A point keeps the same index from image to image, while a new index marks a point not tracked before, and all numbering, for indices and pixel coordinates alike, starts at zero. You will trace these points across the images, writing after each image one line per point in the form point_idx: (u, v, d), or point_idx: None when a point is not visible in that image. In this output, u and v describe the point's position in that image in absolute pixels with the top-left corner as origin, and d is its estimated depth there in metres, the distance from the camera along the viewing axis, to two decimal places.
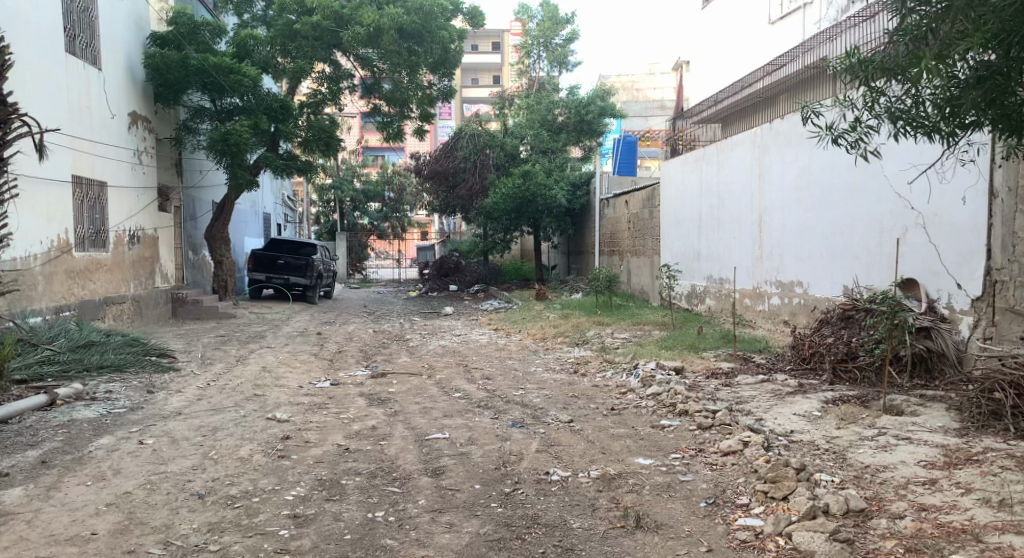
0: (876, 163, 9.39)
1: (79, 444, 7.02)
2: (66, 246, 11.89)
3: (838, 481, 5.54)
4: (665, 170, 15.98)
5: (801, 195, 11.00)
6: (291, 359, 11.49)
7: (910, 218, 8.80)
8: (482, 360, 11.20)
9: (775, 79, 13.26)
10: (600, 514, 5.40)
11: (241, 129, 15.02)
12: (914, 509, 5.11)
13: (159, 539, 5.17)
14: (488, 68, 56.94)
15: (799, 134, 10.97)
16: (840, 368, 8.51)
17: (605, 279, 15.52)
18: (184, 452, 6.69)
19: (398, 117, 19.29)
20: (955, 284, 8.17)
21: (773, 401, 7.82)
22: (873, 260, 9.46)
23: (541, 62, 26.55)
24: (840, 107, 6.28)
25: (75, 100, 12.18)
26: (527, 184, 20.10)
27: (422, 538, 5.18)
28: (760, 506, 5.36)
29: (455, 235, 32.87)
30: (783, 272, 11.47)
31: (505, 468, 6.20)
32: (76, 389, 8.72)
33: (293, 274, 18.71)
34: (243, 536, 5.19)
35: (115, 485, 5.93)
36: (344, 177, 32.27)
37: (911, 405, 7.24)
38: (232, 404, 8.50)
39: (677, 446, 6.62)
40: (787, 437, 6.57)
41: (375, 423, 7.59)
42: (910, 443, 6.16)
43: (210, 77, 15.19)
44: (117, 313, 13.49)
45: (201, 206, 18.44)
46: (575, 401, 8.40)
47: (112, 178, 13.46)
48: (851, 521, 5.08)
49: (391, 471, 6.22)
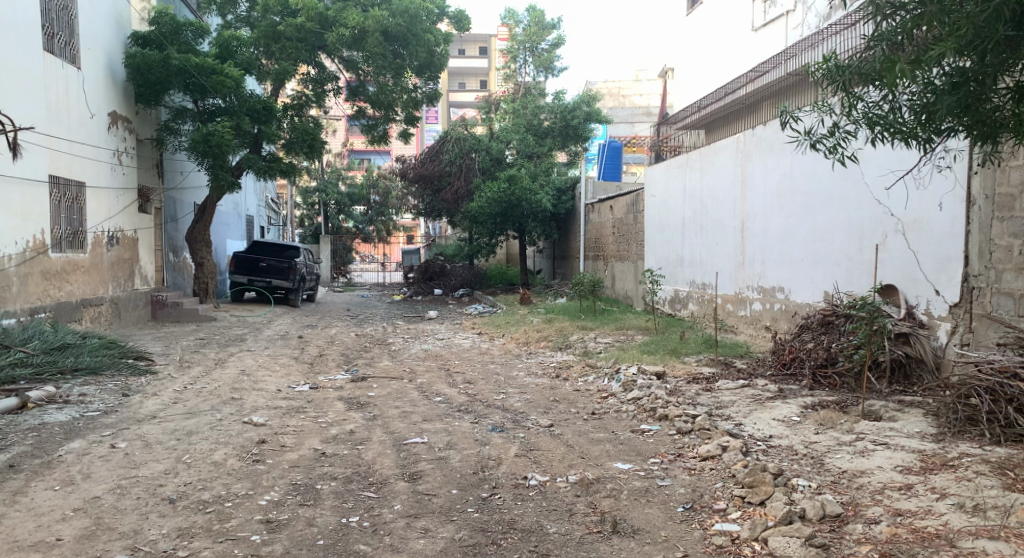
0: (856, 169, 9.42)
1: (50, 448, 6.92)
2: (41, 247, 11.75)
3: (815, 486, 5.51)
4: (648, 175, 15.99)
5: (783, 201, 11.02)
6: (271, 362, 11.39)
7: (890, 224, 8.83)
8: (464, 364, 11.15)
9: (758, 85, 13.30)
10: (577, 519, 5.35)
11: (223, 130, 14.88)
12: (889, 514, 5.08)
13: (127, 545, 5.08)
14: (476, 73, 57.00)
15: (781, 140, 11.00)
16: (819, 374, 8.53)
17: (589, 284, 15.49)
18: (157, 456, 6.60)
19: (383, 120, 19.16)
20: (934, 290, 8.20)
21: (753, 406, 7.81)
22: (853, 266, 9.48)
23: (527, 66, 26.48)
24: (818, 112, 6.25)
25: (53, 99, 12.06)
26: (513, 189, 20.10)
27: (395, 543, 5.12)
28: (737, 511, 5.32)
29: (441, 239, 32.80)
30: (765, 277, 11.49)
31: (483, 472, 6.15)
32: (48, 392, 8.59)
33: (276, 277, 18.53)
34: (213, 542, 5.11)
35: (84, 490, 5.83)
36: (329, 180, 32.19)
37: (889, 410, 7.25)
38: (209, 407, 8.41)
39: (657, 450, 6.59)
40: (766, 441, 6.55)
41: (353, 427, 7.52)
42: (888, 448, 6.15)
43: (192, 77, 14.98)
44: (94, 315, 13.35)
45: (183, 207, 18.32)
46: (555, 405, 8.37)
47: (90, 178, 13.31)
48: (827, 526, 5.05)
49: (368, 475, 6.16)
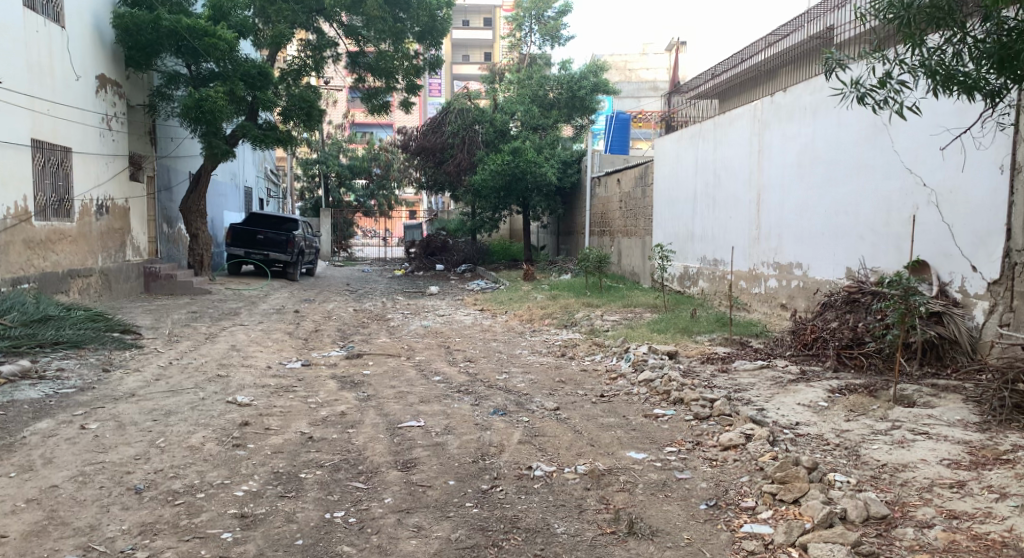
0: (885, 135, 8.77)
1: (15, 428, 6.37)
2: (24, 215, 11.17)
3: (854, 482, 4.94)
4: (658, 147, 15.31)
5: (802, 171, 10.38)
6: (264, 337, 10.83)
7: (921, 196, 8.21)
8: (465, 341, 10.59)
9: (778, 50, 12.66)
10: (587, 517, 4.81)
11: (216, 95, 14.15)
12: (943, 517, 4.54)
13: (79, 544, 4.54)
14: (480, 45, 56.13)
15: (803, 107, 10.33)
16: (844, 354, 7.94)
17: (595, 259, 14.80)
18: (129, 439, 6.05)
19: (384, 89, 18.12)
20: (970, 266, 7.61)
21: (774, 390, 7.24)
22: (879, 241, 8.85)
23: (533, 35, 25.65)
24: (868, 59, 5.69)
25: (34, 58, 11.43)
26: (516, 161, 19.44)
27: (384, 544, 4.58)
28: (768, 511, 4.77)
29: (443, 213, 32.17)
30: (781, 253, 10.87)
31: (483, 461, 5.59)
32: (22, 366, 8.07)
33: (273, 251, 17.90)
34: (178, 541, 4.58)
35: (42, 477, 5.29)
36: (330, 152, 31.54)
37: (924, 395, 6.64)
38: (192, 385, 7.85)
39: (673, 438, 6.02)
40: (793, 430, 5.97)
41: (345, 408, 6.96)
42: (930, 439, 5.57)
43: (184, 40, 14.27)
44: (82, 287, 12.79)
45: (176, 176, 17.71)
46: (561, 387, 7.80)
47: (76, 143, 12.68)
48: (873, 530, 4.50)
49: (358, 463, 5.59)
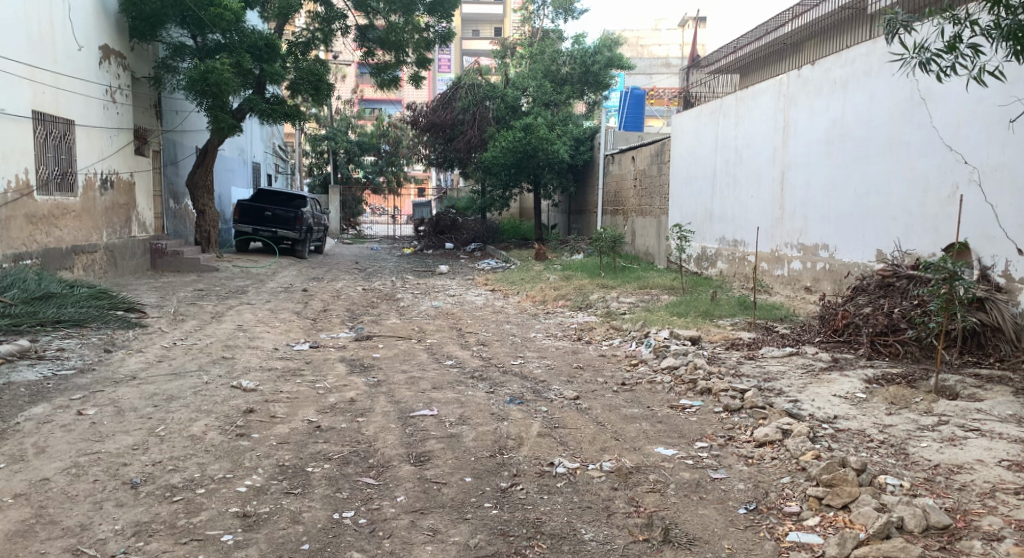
0: (923, 110, 8.32)
1: (9, 414, 6.05)
2: (26, 188, 10.81)
3: (908, 487, 4.60)
4: (675, 123, 14.85)
5: (830, 148, 9.93)
6: (271, 317, 10.49)
7: (962, 173, 7.78)
8: (478, 323, 10.22)
9: (805, 22, 12.17)
10: (616, 521, 4.46)
11: (222, 67, 13.65)
12: (1011, 527, 4.18)
13: (67, 546, 4.22)
14: (490, 20, 55.61)
15: (834, 80, 9.86)
16: (878, 342, 7.55)
17: (610, 239, 14.30)
18: (126, 427, 5.71)
19: (394, 63, 17.58)
20: (1015, 249, 7.19)
21: (807, 379, 6.84)
22: (914, 221, 8.41)
23: (545, 8, 24.93)
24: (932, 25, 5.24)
25: (36, 28, 11.04)
26: (528, 138, 18.96)
27: (398, 550, 4.24)
28: (815, 518, 4.44)
29: (452, 191, 31.80)
30: (807, 234, 10.44)
31: (501, 456, 5.23)
32: (21, 346, 7.75)
33: (282, 228, 17.52)
34: (175, 544, 4.25)
35: (32, 469, 4.96)
36: (338, 128, 31.03)
37: (968, 386, 6.23)
38: (195, 368, 7.51)
39: (702, 432, 5.64)
40: (832, 424, 5.60)
41: (354, 395, 6.61)
42: (984, 437, 5.19)
43: (190, 9, 13.76)
44: (87, 263, 12.45)
45: (182, 149, 17.31)
46: (580, 373, 7.43)
47: (80, 115, 12.31)
48: (934, 543, 4.16)
49: (368, 456, 5.25)
